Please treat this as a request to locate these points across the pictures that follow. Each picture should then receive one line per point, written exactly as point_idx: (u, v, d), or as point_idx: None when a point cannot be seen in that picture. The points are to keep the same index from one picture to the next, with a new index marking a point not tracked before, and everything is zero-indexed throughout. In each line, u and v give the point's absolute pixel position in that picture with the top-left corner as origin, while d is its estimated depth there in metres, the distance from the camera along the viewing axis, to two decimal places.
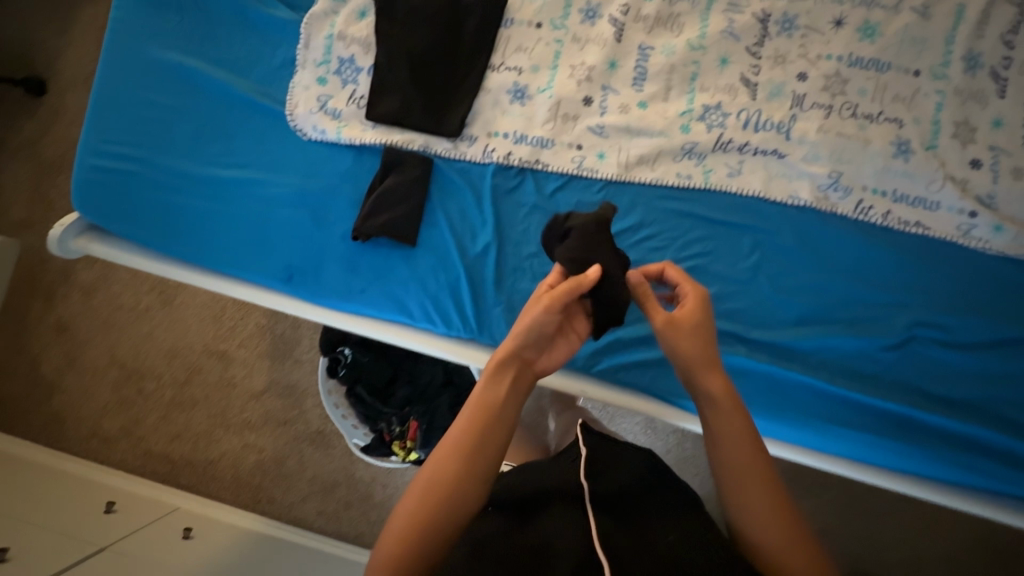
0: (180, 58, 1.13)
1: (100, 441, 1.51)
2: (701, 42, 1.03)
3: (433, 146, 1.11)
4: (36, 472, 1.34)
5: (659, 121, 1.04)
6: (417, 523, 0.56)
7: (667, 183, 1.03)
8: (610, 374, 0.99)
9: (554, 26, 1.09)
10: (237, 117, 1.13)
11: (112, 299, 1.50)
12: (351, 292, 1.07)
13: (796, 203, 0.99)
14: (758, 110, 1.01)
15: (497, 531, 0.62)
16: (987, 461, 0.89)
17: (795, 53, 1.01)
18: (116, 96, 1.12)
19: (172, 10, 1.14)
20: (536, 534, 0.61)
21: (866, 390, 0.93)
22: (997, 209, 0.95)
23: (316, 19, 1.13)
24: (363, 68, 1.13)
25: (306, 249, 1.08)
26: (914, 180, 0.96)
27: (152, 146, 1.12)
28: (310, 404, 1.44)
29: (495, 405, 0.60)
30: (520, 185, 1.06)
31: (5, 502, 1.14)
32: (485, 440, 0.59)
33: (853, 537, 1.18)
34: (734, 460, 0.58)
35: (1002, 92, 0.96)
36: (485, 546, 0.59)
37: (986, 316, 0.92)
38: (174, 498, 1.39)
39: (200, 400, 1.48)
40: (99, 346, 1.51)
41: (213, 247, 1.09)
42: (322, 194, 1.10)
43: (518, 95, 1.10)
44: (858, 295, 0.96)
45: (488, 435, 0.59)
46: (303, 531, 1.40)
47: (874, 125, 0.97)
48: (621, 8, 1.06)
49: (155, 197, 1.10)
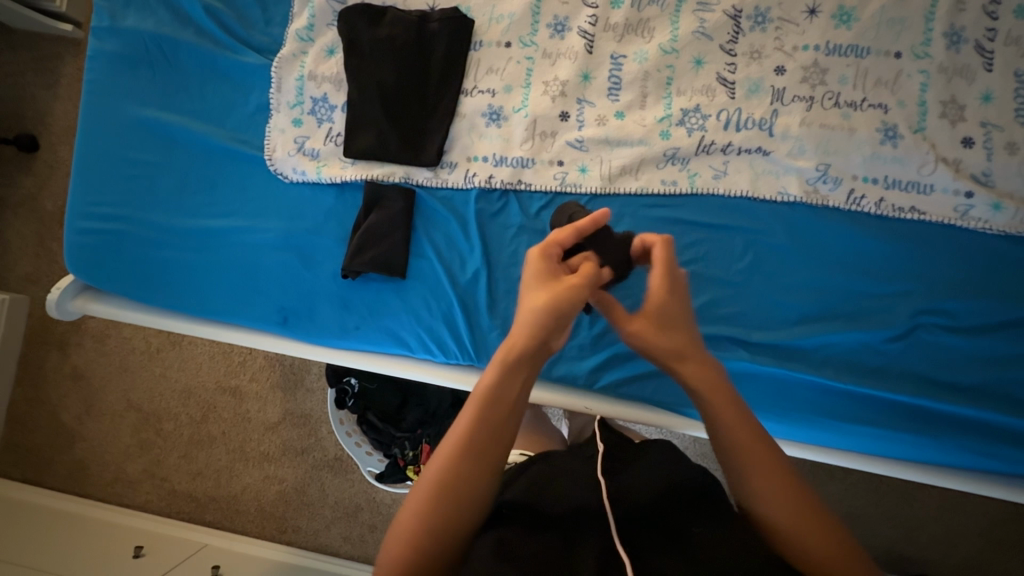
0: (156, 112, 1.12)
1: (123, 484, 1.53)
2: (673, 46, 0.99)
3: (414, 177, 1.08)
4: (69, 519, 1.37)
5: (638, 130, 1.00)
6: (423, 529, 0.53)
7: (652, 192, 1.00)
8: (612, 389, 0.97)
9: (523, 44, 1.05)
10: (217, 166, 1.12)
11: (125, 346, 1.53)
12: (347, 330, 1.05)
13: (786, 199, 0.95)
14: (737, 110, 0.96)
15: (521, 525, 0.60)
16: (997, 444, 0.87)
17: (770, 47, 0.97)
18: (95, 154, 1.12)
19: (142, 63, 1.13)
20: (560, 530, 0.61)
21: (873, 384, 0.89)
22: (994, 187, 0.90)
23: (286, 61, 1.11)
24: (337, 106, 1.10)
25: (298, 292, 1.07)
26: (904, 165, 0.91)
27: (137, 203, 1.11)
28: (325, 432, 1.46)
29: (502, 397, 0.55)
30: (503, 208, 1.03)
31: (52, 547, 1.20)
32: (494, 435, 0.55)
33: (877, 514, 1.21)
34: (738, 435, 0.57)
35: (989, 65, 0.90)
36: (513, 538, 0.57)
37: (989, 298, 0.88)
38: (203, 535, 1.41)
39: (217, 437, 1.50)
40: (115, 393, 1.53)
41: (204, 296, 1.09)
42: (307, 234, 1.08)
43: (494, 117, 1.06)
44: (860, 287, 0.92)
45: (495, 429, 0.55)
46: (329, 556, 1.41)
47: (857, 112, 0.93)
48: (589, 19, 1.03)
49: (144, 253, 1.09)
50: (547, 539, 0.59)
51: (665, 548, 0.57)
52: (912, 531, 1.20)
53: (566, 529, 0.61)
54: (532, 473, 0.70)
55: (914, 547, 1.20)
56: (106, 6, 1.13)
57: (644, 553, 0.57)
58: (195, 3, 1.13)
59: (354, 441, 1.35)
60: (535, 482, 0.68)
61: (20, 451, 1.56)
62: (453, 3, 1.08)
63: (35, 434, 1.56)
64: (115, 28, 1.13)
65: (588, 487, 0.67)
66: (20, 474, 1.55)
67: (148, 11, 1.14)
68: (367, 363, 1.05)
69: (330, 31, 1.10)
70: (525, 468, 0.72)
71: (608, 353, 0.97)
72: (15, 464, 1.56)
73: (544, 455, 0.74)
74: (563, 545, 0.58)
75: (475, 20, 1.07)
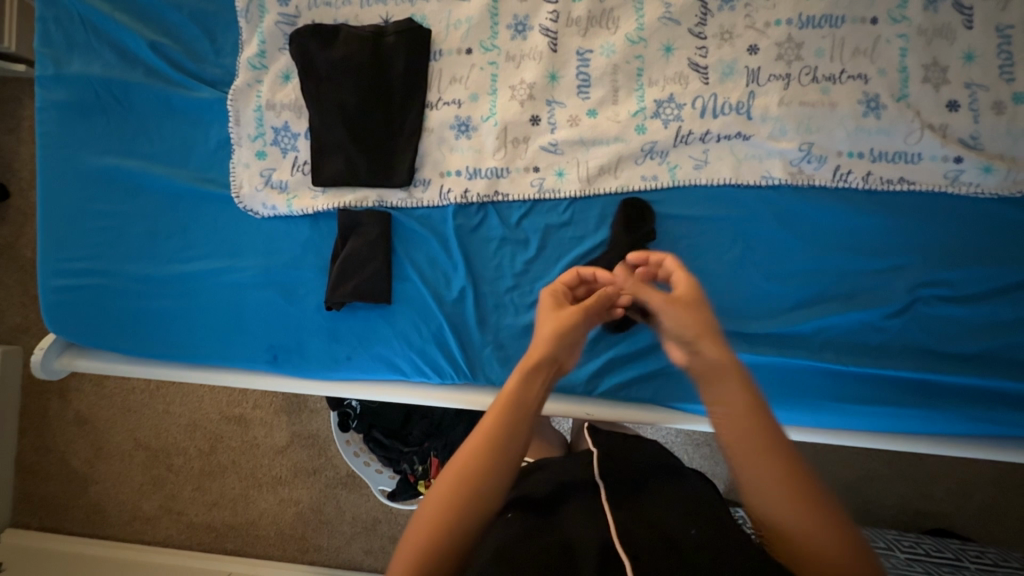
0: (117, 159, 1.08)
1: (140, 521, 1.51)
2: (640, 35, 0.95)
3: (388, 199, 1.04)
4: (90, 561, 1.36)
5: (613, 127, 0.96)
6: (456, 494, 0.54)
7: (633, 189, 0.96)
8: (611, 395, 0.94)
9: (484, 49, 1.01)
10: (187, 209, 1.08)
11: (124, 386, 1.51)
12: (338, 361, 1.03)
13: (771, 182, 0.92)
14: (713, 95, 0.92)
15: (517, 528, 0.59)
16: (998, 409, 0.85)
17: (742, 25, 0.92)
18: (60, 203, 1.08)
19: (95, 110, 1.08)
20: (557, 532, 0.59)
21: (876, 363, 0.87)
22: (983, 150, 0.86)
23: (241, 93, 1.06)
24: (300, 133, 1.06)
25: (285, 328, 1.04)
26: (890, 136, 0.87)
27: (110, 256, 1.07)
28: (333, 452, 1.46)
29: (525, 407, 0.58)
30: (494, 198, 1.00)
31: None
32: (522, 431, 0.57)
33: (890, 474, 1.21)
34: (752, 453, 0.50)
35: (969, 22, 0.86)
36: (509, 545, 0.56)
37: (984, 264, 0.86)
38: (225, 564, 1.41)
39: (228, 465, 1.49)
40: (120, 432, 1.52)
41: (188, 343, 1.06)
42: (287, 269, 1.05)
43: (462, 128, 1.02)
44: (855, 265, 0.89)
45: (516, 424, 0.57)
46: (351, 570, 1.41)
47: (837, 85, 0.88)
48: (550, 15, 0.98)
49: (125, 306, 1.06)
50: (549, 542, 0.57)
51: (653, 543, 0.56)
52: (928, 487, 1.20)
53: (561, 525, 0.60)
54: (530, 483, 0.70)
55: (930, 502, 1.20)
56: (48, 53, 1.08)
57: (641, 552, 0.54)
58: (140, 41, 1.07)
59: (362, 460, 1.34)
60: (530, 492, 0.67)
61: (34, 500, 1.54)
62: (407, 14, 1.03)
63: (46, 483, 1.54)
64: (61, 75, 1.08)
65: (583, 492, 0.66)
66: (38, 523, 1.53)
67: (93, 55, 1.09)
68: (363, 392, 1.03)
69: (283, 56, 1.05)
70: (523, 477, 0.72)
71: (606, 357, 0.94)
72: (30, 514, 1.54)
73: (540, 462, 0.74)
74: (560, 547, 0.57)
75: (432, 29, 1.02)
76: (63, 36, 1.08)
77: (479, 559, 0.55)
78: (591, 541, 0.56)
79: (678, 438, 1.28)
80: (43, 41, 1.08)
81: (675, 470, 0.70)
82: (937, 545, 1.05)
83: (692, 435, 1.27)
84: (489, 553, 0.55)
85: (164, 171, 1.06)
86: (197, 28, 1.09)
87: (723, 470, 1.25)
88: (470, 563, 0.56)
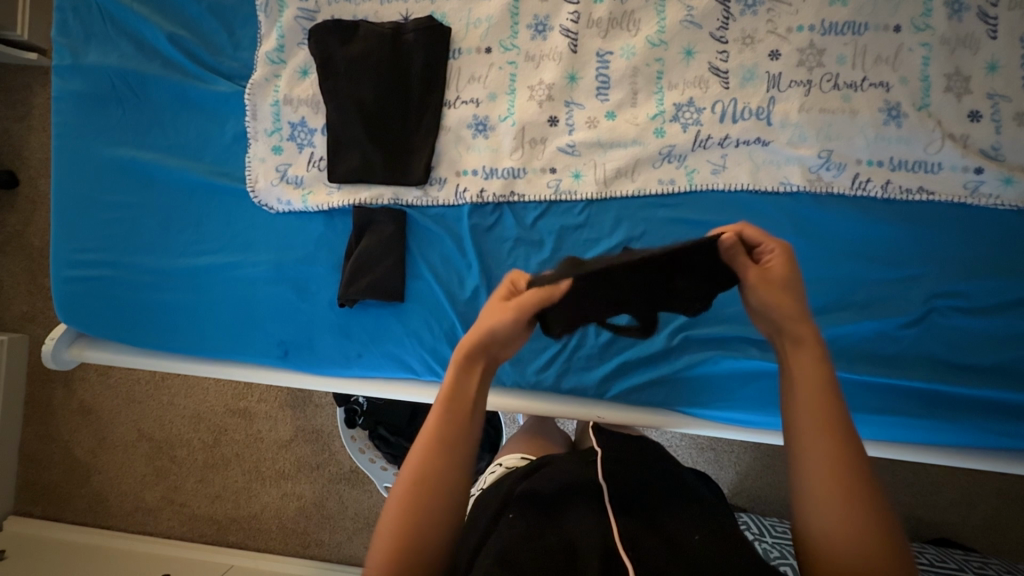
0: (131, 151, 1.07)
1: (142, 512, 1.51)
2: (661, 38, 0.94)
3: (403, 197, 1.03)
4: (91, 550, 1.36)
5: (631, 130, 0.95)
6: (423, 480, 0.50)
7: (649, 193, 0.96)
8: (621, 398, 0.93)
9: (504, 48, 1.00)
10: (199, 202, 1.07)
11: (130, 377, 1.51)
12: (348, 358, 1.03)
13: (789, 189, 0.91)
14: (732, 100, 0.91)
15: (521, 530, 0.59)
16: (1010, 423, 0.84)
17: (764, 30, 0.91)
18: (72, 192, 1.08)
19: (110, 101, 1.08)
20: (562, 533, 0.58)
21: (889, 373, 0.86)
22: (1004, 161, 0.85)
23: (258, 87, 1.06)
24: (316, 129, 1.05)
25: (296, 324, 1.03)
26: (910, 144, 0.87)
27: (121, 247, 1.07)
28: (338, 447, 1.45)
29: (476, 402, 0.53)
30: (504, 212, 1.00)
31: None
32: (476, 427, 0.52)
33: (896, 482, 1.20)
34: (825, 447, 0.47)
35: (993, 32, 0.85)
36: (513, 549, 0.55)
37: (1001, 277, 0.85)
38: (227, 557, 1.41)
39: (231, 458, 1.49)
40: (125, 422, 1.52)
41: (198, 336, 1.06)
42: (299, 265, 1.04)
43: (479, 127, 1.01)
44: (872, 275, 0.88)
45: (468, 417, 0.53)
46: (351, 566, 1.41)
47: (858, 93, 0.88)
48: (571, 16, 0.97)
49: (135, 297, 1.06)
50: (556, 542, 0.57)
51: (658, 547, 0.55)
52: (933, 497, 1.19)
53: (567, 525, 0.60)
54: (535, 479, 0.69)
55: (934, 512, 1.19)
56: (65, 43, 1.08)
57: (643, 553, 0.55)
58: (158, 33, 1.07)
59: (367, 457, 1.31)
60: (536, 488, 0.67)
61: (37, 488, 1.54)
62: (427, 11, 1.02)
63: (49, 471, 1.54)
64: (77, 65, 1.07)
65: (588, 489, 0.65)
66: (40, 511, 1.53)
67: (110, 45, 1.08)
68: (374, 390, 1.03)
69: (301, 51, 1.05)
70: (526, 473, 0.72)
71: (616, 361, 0.94)
72: (33, 502, 1.54)
73: (544, 459, 0.74)
74: (565, 547, 0.56)
75: (452, 28, 1.01)
76: (80, 26, 1.08)
77: (488, 557, 0.55)
78: (594, 543, 0.56)
79: (683, 441, 1.28)
80: (61, 30, 1.08)
81: (684, 476, 0.70)
82: (941, 556, 1.05)
83: (697, 438, 1.27)
84: (492, 557, 0.54)
85: (178, 162, 1.06)
86: (215, 21, 1.08)
87: (727, 474, 1.25)
88: (479, 561, 0.55)
